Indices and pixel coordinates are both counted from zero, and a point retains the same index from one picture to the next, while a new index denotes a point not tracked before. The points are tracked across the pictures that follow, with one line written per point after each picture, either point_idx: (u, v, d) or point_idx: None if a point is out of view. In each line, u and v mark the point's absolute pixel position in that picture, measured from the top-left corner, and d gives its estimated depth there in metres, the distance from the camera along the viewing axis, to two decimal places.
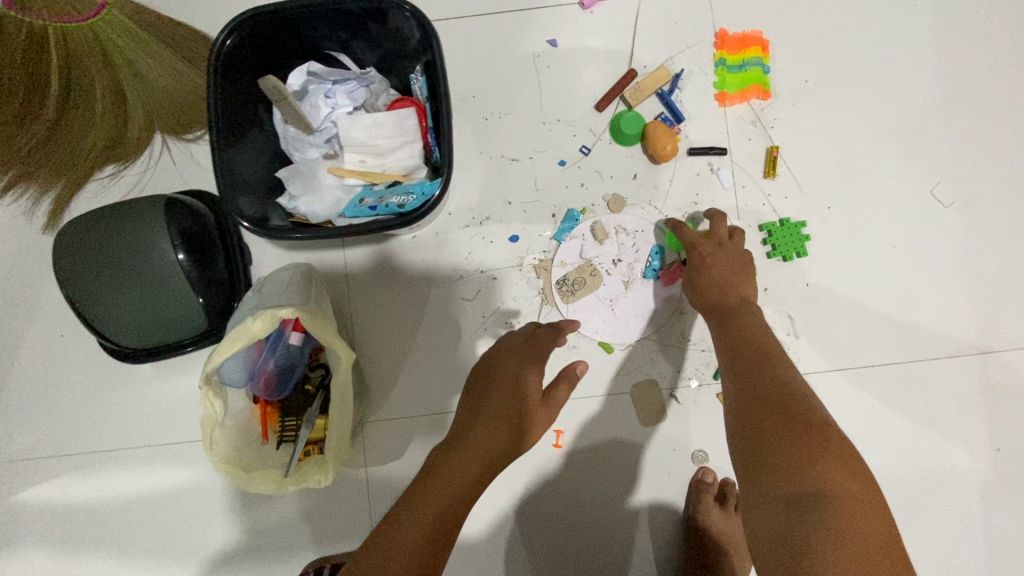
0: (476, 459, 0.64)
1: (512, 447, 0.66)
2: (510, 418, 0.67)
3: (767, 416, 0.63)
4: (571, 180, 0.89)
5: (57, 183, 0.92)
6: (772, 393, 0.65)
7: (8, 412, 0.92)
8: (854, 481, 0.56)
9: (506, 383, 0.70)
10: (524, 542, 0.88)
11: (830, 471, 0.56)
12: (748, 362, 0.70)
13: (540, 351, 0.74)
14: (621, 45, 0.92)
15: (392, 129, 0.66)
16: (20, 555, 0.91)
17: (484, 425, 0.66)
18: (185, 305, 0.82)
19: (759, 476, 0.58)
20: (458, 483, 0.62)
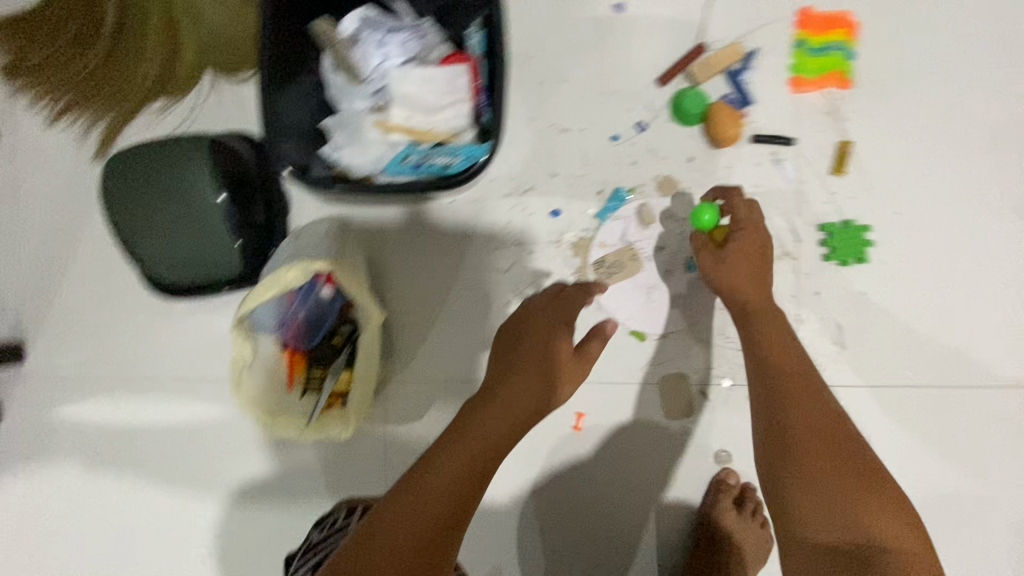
0: (506, 415, 0.64)
1: (542, 399, 0.66)
2: (540, 372, 0.67)
3: (820, 459, 0.65)
4: (622, 157, 0.85)
5: (108, 114, 0.92)
6: (814, 419, 0.67)
7: (52, 332, 0.96)
8: (902, 528, 0.62)
9: (535, 342, 0.70)
10: (532, 519, 0.88)
11: (881, 521, 0.62)
12: (795, 390, 0.69)
13: (570, 307, 0.73)
14: (694, 14, 0.84)
15: (444, 86, 0.63)
16: (61, 465, 0.97)
17: (514, 383, 0.66)
18: (224, 246, 0.83)
19: (811, 521, 0.63)
20: (487, 437, 0.63)
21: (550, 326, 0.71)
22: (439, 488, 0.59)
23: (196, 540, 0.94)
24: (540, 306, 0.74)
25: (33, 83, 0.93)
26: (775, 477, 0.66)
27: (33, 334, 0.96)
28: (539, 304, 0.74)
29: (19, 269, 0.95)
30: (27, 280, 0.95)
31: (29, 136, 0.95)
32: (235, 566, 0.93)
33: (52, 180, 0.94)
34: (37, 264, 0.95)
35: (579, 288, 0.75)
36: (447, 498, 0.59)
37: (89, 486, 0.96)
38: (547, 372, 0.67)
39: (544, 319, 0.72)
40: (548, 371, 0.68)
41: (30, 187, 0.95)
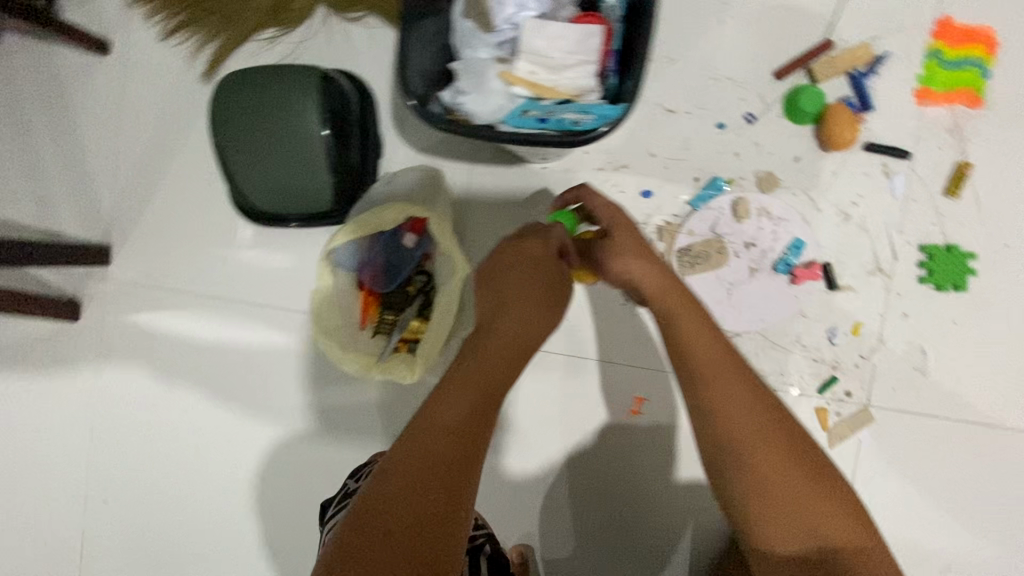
0: (496, 353, 0.63)
1: (538, 325, 0.66)
2: (528, 300, 0.66)
3: (756, 459, 0.56)
4: (725, 147, 0.83)
5: (220, 36, 0.94)
6: (739, 416, 0.58)
7: (138, 240, 1.00)
8: (853, 526, 0.55)
9: (522, 274, 0.67)
10: (572, 492, 0.90)
11: (831, 521, 0.55)
12: (712, 383, 0.60)
13: (555, 234, 0.70)
14: (825, 9, 0.81)
15: (575, 44, 0.62)
16: (129, 367, 1.01)
17: (509, 316, 0.66)
18: (318, 180, 0.84)
19: (762, 531, 0.56)
20: (483, 384, 0.60)
21: (534, 262, 0.68)
22: (435, 446, 0.55)
23: (247, 458, 0.98)
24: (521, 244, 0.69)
25: None
26: (718, 488, 0.58)
27: (120, 240, 1.00)
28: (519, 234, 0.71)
29: (116, 175, 0.99)
30: (122, 188, 0.99)
31: (142, 48, 0.98)
32: (281, 489, 0.97)
33: (158, 93, 0.97)
34: (134, 174, 0.99)
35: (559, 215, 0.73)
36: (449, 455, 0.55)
37: (153, 391, 1.01)
38: (540, 300, 0.67)
39: (529, 248, 0.68)
40: (535, 305, 0.67)
41: (137, 98, 0.98)
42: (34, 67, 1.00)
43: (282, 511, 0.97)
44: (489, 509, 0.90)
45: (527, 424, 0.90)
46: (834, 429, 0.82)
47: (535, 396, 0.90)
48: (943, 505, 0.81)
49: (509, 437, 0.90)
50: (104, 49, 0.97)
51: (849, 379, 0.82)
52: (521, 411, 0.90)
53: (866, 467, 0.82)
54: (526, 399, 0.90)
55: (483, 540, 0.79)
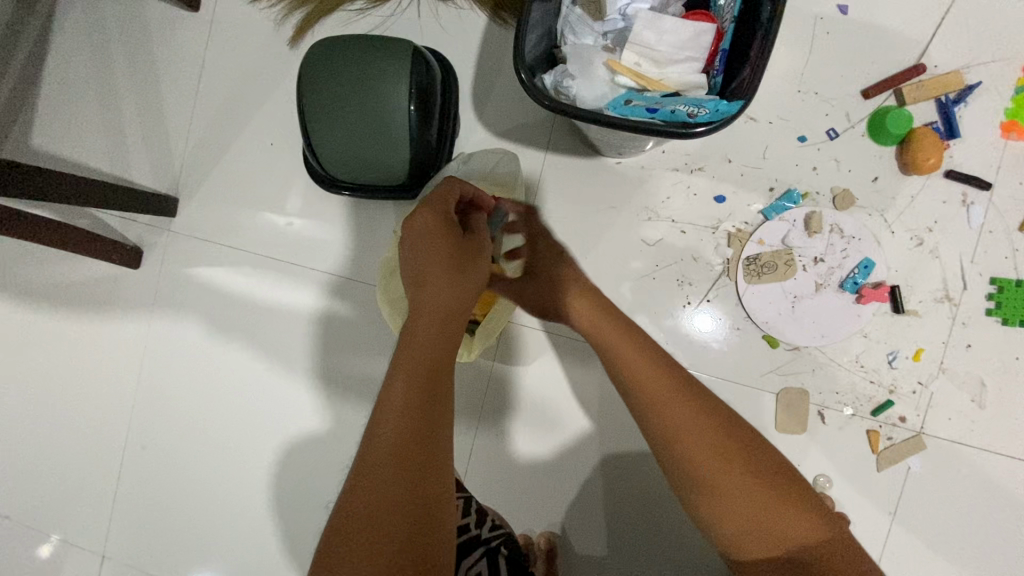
0: (427, 327, 0.56)
1: (461, 287, 0.59)
2: (440, 265, 0.59)
3: (706, 466, 0.53)
4: (804, 160, 0.83)
5: (311, 3, 0.95)
6: (681, 418, 0.55)
7: (204, 196, 1.01)
8: (818, 525, 0.52)
9: (426, 242, 0.61)
10: (610, 490, 0.90)
11: (795, 526, 0.51)
12: (648, 390, 0.57)
13: (444, 199, 0.65)
14: (919, 34, 0.81)
15: (686, 39, 0.63)
16: (181, 319, 1.03)
17: (424, 287, 0.58)
18: (396, 153, 0.85)
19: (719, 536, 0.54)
20: (417, 365, 0.53)
21: (431, 226, 0.62)
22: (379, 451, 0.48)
23: (289, 421, 0.99)
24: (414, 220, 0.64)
25: None
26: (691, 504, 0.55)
27: (187, 193, 1.02)
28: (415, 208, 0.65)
29: (190, 130, 1.01)
30: (194, 142, 1.01)
31: (232, 8, 0.99)
32: (319, 455, 0.98)
33: (242, 53, 0.99)
34: (208, 130, 1.00)
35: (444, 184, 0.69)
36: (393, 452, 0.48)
37: (202, 346, 1.02)
38: (450, 262, 0.60)
39: (421, 217, 0.63)
40: (446, 264, 0.59)
41: (220, 56, 1.00)
42: (124, 17, 1.02)
43: (316, 478, 0.98)
44: (524, 496, 0.91)
45: (572, 416, 0.90)
46: (885, 453, 0.82)
47: (583, 390, 0.90)
48: (986, 542, 0.80)
49: (552, 427, 0.91)
50: (194, 5, 0.99)
51: (906, 404, 0.82)
52: (567, 403, 0.90)
53: (913, 495, 0.81)
54: (574, 391, 0.90)
55: (498, 542, 0.80)
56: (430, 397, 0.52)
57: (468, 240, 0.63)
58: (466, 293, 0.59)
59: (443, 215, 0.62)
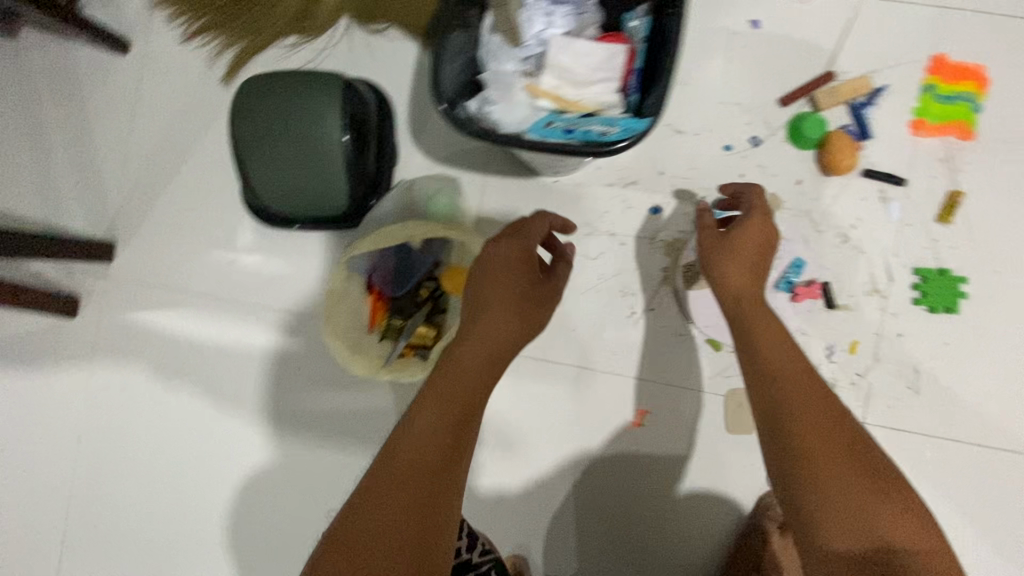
0: (474, 359, 0.62)
1: (521, 333, 0.66)
2: (502, 305, 0.66)
3: (838, 473, 0.53)
4: (730, 168, 0.86)
5: (242, 40, 0.96)
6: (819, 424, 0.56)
7: (143, 238, 0.99)
8: (923, 537, 0.52)
9: (501, 278, 0.67)
10: (580, 508, 0.90)
11: (894, 523, 0.52)
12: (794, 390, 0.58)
13: (528, 238, 0.71)
14: (827, 43, 0.86)
15: (601, 62, 0.65)
16: (124, 366, 1.00)
17: (488, 320, 0.65)
18: (334, 184, 0.85)
19: (820, 531, 0.52)
20: (454, 391, 0.60)
21: (508, 261, 0.68)
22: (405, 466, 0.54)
23: (244, 463, 0.96)
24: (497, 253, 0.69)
25: None
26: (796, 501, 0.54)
27: (126, 236, 1.00)
28: (495, 236, 0.70)
29: (127, 171, 0.99)
30: (129, 185, 0.99)
31: (161, 48, 0.99)
32: (279, 495, 0.95)
33: (174, 93, 0.98)
34: (143, 171, 0.99)
35: (536, 217, 0.73)
36: (423, 464, 0.55)
37: (148, 391, 0.99)
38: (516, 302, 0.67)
39: (503, 251, 0.69)
40: (509, 302, 0.66)
41: (152, 97, 0.99)
42: (51, 61, 1.01)
43: (275, 518, 0.95)
44: (491, 522, 0.90)
45: (530, 435, 0.91)
46: None
47: (541, 408, 0.91)
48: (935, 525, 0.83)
49: (511, 447, 0.91)
50: (123, 48, 0.98)
51: (847, 396, 0.85)
52: (525, 422, 0.91)
53: None
54: (531, 409, 0.91)
55: (489, 568, 0.77)
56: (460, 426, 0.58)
57: (541, 287, 0.70)
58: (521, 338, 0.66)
59: (526, 258, 0.69)
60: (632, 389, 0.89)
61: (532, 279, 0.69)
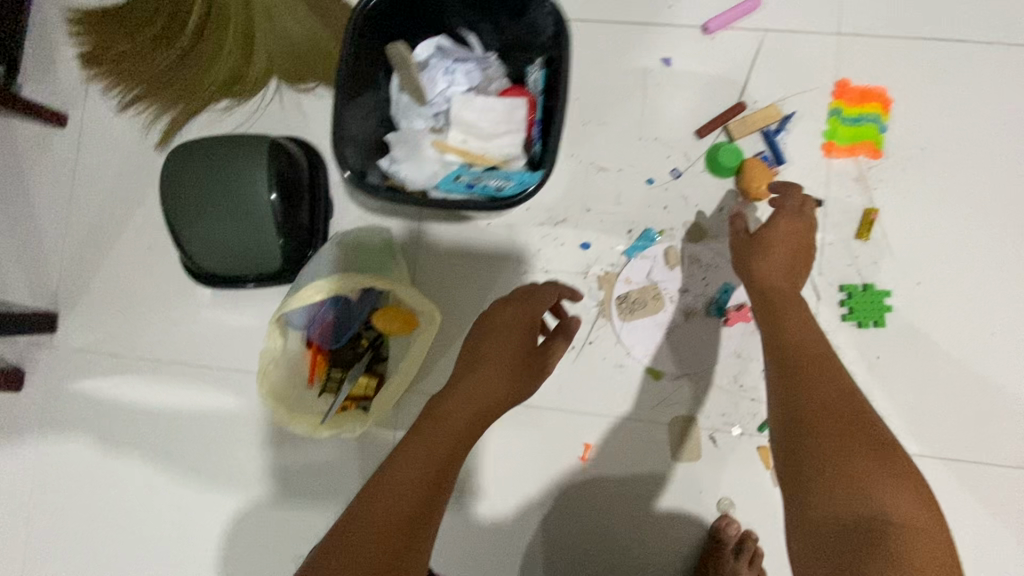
0: (460, 415, 0.60)
1: (506, 393, 0.64)
2: (502, 365, 0.64)
3: (841, 438, 0.56)
4: (655, 200, 0.89)
5: (175, 106, 0.97)
6: (830, 398, 0.59)
7: (87, 306, 1.00)
8: (919, 512, 0.53)
9: (501, 338, 0.66)
10: (544, 555, 0.89)
11: (889, 495, 0.53)
12: (809, 370, 0.62)
13: (537, 306, 0.69)
14: (737, 75, 0.89)
15: (502, 115, 0.67)
16: (71, 436, 0.99)
17: (474, 378, 0.63)
18: (266, 243, 0.86)
19: (815, 500, 0.55)
20: (444, 436, 0.59)
21: (513, 320, 0.67)
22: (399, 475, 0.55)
23: (198, 526, 0.95)
24: (507, 307, 0.69)
25: (108, 70, 0.98)
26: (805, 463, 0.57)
27: (71, 305, 1.00)
28: (503, 301, 0.70)
29: (70, 241, 1.00)
30: (72, 254, 1.00)
31: (97, 120, 1.01)
32: (235, 558, 0.94)
33: (113, 162, 1.00)
34: (85, 240, 1.00)
35: (547, 287, 0.72)
36: (413, 481, 0.55)
37: (98, 460, 0.98)
38: (517, 364, 0.65)
39: (510, 313, 0.68)
40: (510, 360, 0.65)
41: (91, 167, 1.00)
42: None
43: None
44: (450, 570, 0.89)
45: (482, 477, 0.90)
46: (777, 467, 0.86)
47: (492, 450, 0.91)
48: None
49: (464, 490, 0.91)
50: (60, 122, 1.00)
51: None
52: (477, 464, 0.91)
53: None
54: (481, 452, 0.91)
55: None
56: (439, 480, 0.56)
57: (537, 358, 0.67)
58: (506, 399, 0.64)
59: (528, 325, 0.67)
60: (578, 424, 0.90)
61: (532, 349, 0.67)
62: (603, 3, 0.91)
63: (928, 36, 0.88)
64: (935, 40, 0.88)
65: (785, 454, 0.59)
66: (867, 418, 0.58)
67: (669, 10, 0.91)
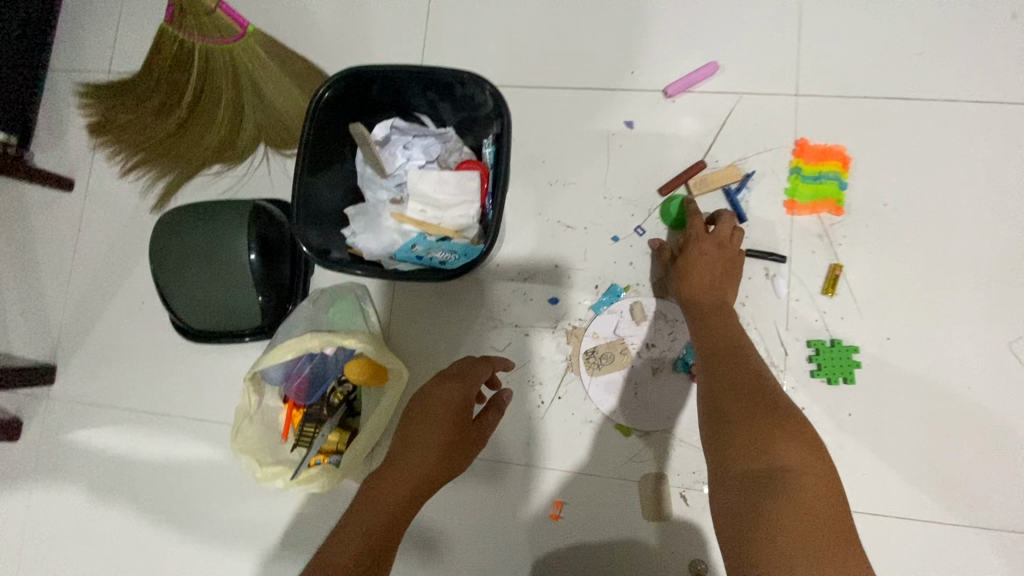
0: (399, 490, 0.64)
1: (440, 466, 0.68)
2: (437, 444, 0.68)
3: (738, 405, 0.64)
4: (620, 256, 0.91)
5: (172, 171, 1.05)
6: (736, 377, 0.67)
7: (83, 359, 1.05)
8: (811, 457, 0.58)
9: (432, 420, 0.69)
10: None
11: (786, 444, 0.58)
12: (715, 357, 0.71)
13: (472, 383, 0.74)
14: (698, 136, 0.92)
15: (456, 187, 0.72)
16: (62, 486, 1.02)
17: (408, 456, 0.67)
18: (246, 300, 0.90)
19: (727, 459, 0.60)
20: (384, 511, 0.62)
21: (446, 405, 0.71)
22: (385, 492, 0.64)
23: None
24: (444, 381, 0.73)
25: (113, 139, 1.06)
26: (711, 433, 0.64)
27: (70, 358, 1.05)
28: (441, 378, 0.74)
29: (71, 297, 1.06)
30: (72, 310, 1.06)
31: (102, 184, 1.08)
32: None
33: (114, 223, 1.07)
34: (85, 296, 1.06)
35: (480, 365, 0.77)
36: (396, 504, 0.63)
37: (86, 509, 1.01)
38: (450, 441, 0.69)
39: (444, 393, 0.72)
40: (443, 442, 0.68)
41: (94, 228, 1.07)
42: (4, 201, 1.10)
43: None
44: None
45: (454, 533, 0.90)
46: None
47: (465, 503, 0.91)
48: None
49: (435, 547, 0.90)
50: (68, 186, 1.08)
51: None
52: (449, 521, 0.91)
53: None
54: (455, 506, 0.91)
55: None
56: (381, 552, 0.60)
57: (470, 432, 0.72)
58: (442, 472, 0.68)
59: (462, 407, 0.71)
60: (549, 480, 0.90)
61: (467, 425, 0.72)
62: (568, 71, 0.96)
63: (886, 95, 0.90)
64: (894, 99, 0.90)
65: (707, 426, 0.65)
66: (773, 390, 0.65)
67: (631, 76, 0.95)
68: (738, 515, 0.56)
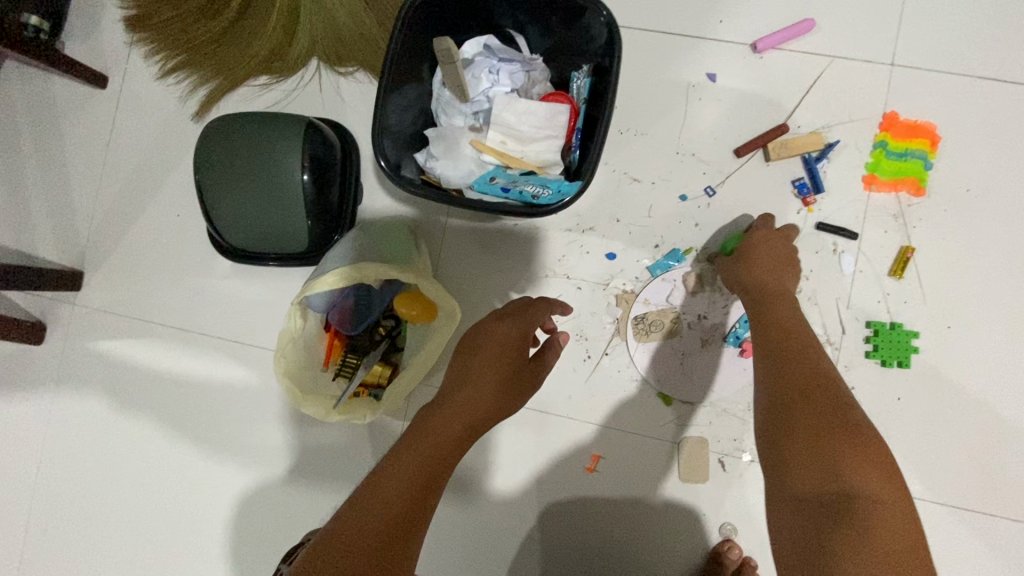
0: (452, 425, 0.63)
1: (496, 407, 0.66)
2: (494, 383, 0.66)
3: (801, 416, 0.61)
4: (686, 216, 0.88)
5: (216, 79, 0.98)
6: (799, 381, 0.65)
7: (112, 268, 1.01)
8: (885, 481, 0.55)
9: (492, 360, 0.68)
10: (549, 556, 0.89)
11: (858, 469, 0.55)
12: (774, 355, 0.68)
13: (533, 320, 0.71)
14: (782, 98, 0.87)
15: (543, 119, 0.68)
16: (84, 394, 1.00)
17: (464, 395, 0.65)
18: (292, 225, 0.86)
19: (786, 474, 0.58)
20: (443, 443, 0.61)
21: (503, 348, 0.69)
22: (439, 442, 0.61)
23: (203, 494, 0.97)
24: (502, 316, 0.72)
25: (151, 36, 0.98)
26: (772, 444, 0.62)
27: (97, 266, 1.01)
28: (500, 316, 0.71)
29: (101, 203, 1.01)
30: (102, 215, 1.01)
31: (138, 85, 1.02)
32: (236, 526, 0.96)
33: (150, 128, 1.01)
34: (115, 203, 1.01)
35: (541, 303, 0.74)
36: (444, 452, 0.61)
37: (109, 418, 1.00)
38: (507, 382, 0.67)
39: (505, 331, 0.70)
40: (502, 380, 0.67)
41: (129, 131, 1.01)
42: (29, 93, 1.03)
43: (230, 549, 0.96)
44: (447, 559, 0.90)
45: (486, 477, 0.90)
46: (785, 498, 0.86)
47: (499, 450, 0.91)
48: None
49: (465, 488, 0.91)
50: (102, 83, 1.01)
51: None
52: (482, 464, 0.91)
53: None
54: (487, 451, 0.91)
55: None
56: (434, 484, 0.59)
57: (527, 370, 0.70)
58: (495, 414, 0.66)
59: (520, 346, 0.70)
60: (588, 434, 0.89)
61: (523, 367, 0.69)
62: (652, 13, 0.90)
63: (984, 75, 0.85)
64: (994, 80, 0.85)
65: (765, 434, 0.63)
66: (843, 405, 0.62)
67: (718, 25, 0.89)
68: (809, 537, 0.53)
